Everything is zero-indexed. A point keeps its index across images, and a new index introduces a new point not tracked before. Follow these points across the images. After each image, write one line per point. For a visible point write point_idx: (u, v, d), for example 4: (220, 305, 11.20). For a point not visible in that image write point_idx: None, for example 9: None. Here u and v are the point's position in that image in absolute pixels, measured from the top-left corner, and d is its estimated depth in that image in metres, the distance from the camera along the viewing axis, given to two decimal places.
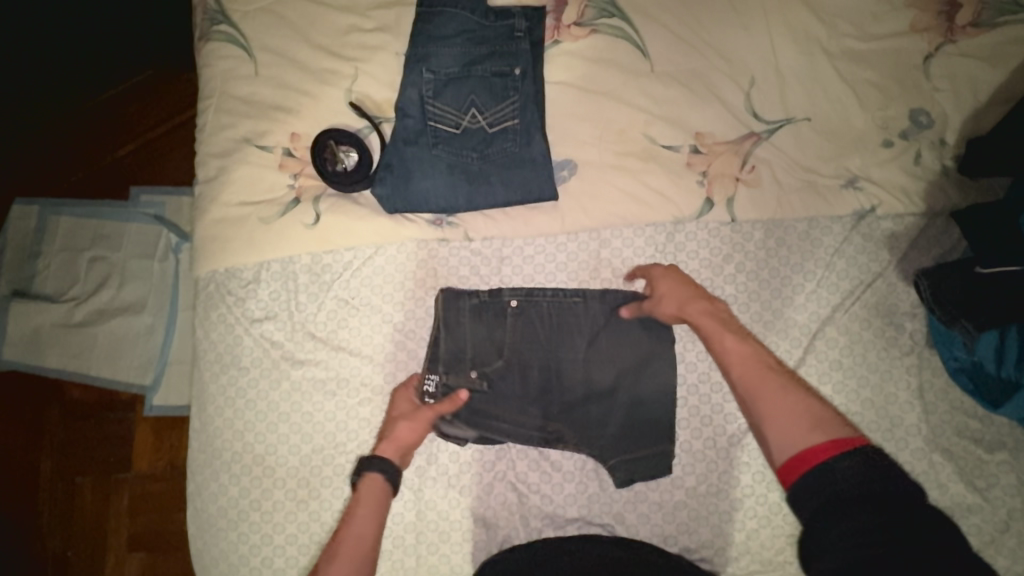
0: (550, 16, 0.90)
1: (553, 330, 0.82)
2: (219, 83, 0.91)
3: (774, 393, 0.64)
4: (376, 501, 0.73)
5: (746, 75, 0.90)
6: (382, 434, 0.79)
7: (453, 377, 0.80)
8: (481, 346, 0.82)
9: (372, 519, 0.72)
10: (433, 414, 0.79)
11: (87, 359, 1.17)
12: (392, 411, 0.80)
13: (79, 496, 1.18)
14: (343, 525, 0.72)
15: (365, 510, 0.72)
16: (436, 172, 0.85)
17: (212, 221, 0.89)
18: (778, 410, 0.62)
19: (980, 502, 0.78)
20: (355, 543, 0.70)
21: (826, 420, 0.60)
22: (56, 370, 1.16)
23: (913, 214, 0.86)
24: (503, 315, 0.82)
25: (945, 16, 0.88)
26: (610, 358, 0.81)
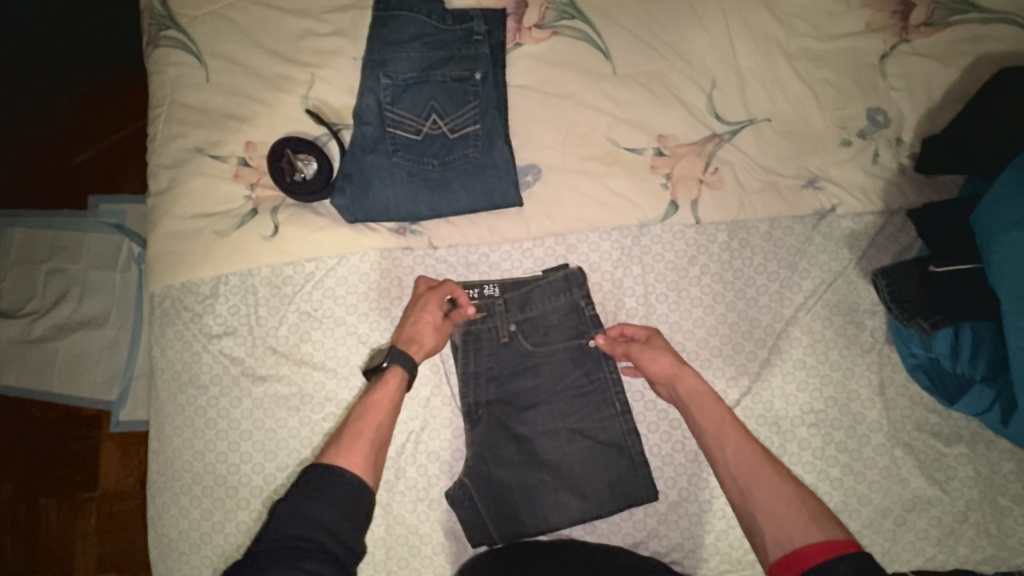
0: (510, 19, 0.89)
1: (508, 323, 0.84)
2: (169, 91, 0.88)
3: (771, 484, 0.64)
4: (395, 397, 0.75)
5: (708, 76, 0.90)
6: (408, 326, 0.79)
7: (478, 304, 0.84)
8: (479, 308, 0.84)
9: (383, 404, 0.73)
10: (446, 325, 0.81)
11: (47, 377, 1.13)
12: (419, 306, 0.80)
13: (43, 518, 1.14)
14: (361, 415, 0.72)
15: (386, 399, 0.74)
16: (396, 180, 0.83)
17: (166, 235, 0.86)
18: (769, 505, 0.63)
19: (940, 494, 0.80)
20: (371, 431, 0.70)
21: (813, 528, 0.59)
22: (15, 388, 1.13)
23: (871, 212, 0.87)
24: (552, 300, 0.84)
25: (899, 16, 0.89)
26: (566, 356, 0.84)
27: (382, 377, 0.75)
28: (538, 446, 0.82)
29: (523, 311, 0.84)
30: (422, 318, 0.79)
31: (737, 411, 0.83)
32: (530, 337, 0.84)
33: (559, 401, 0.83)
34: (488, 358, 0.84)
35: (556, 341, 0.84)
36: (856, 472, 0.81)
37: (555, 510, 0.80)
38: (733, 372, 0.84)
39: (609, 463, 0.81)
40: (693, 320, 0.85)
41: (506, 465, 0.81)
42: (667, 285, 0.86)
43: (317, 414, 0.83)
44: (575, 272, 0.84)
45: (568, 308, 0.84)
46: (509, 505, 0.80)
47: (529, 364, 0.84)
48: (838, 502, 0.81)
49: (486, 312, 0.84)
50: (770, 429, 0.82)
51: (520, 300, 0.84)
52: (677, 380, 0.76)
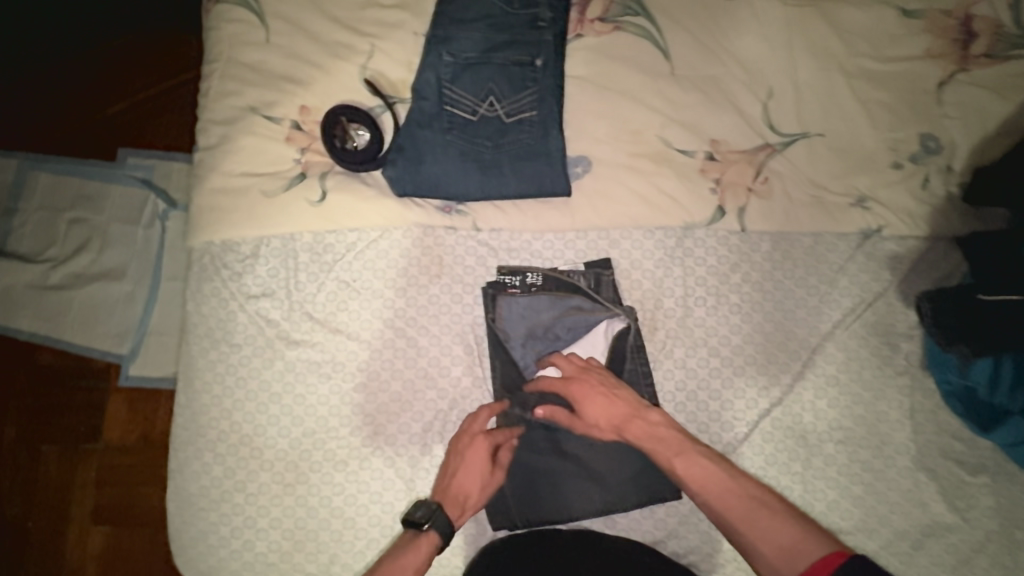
0: (574, 9, 0.89)
1: (547, 314, 0.85)
2: (226, 48, 0.88)
3: (729, 491, 0.69)
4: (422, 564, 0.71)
5: (765, 86, 0.90)
6: (455, 482, 0.77)
7: (516, 291, 0.85)
8: (516, 293, 0.85)
9: (410, 574, 0.70)
10: (494, 473, 0.78)
11: (60, 326, 1.13)
12: (465, 458, 0.78)
13: (43, 465, 1.14)
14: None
15: (412, 567, 0.70)
16: (449, 158, 0.83)
17: (211, 191, 0.85)
18: (740, 515, 0.67)
19: (959, 521, 0.80)
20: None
21: (796, 555, 0.62)
22: (27, 333, 1.12)
23: (915, 237, 0.87)
24: (589, 292, 0.85)
25: (960, 45, 0.90)
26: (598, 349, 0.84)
27: (416, 542, 0.73)
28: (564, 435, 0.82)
29: (562, 303, 0.84)
30: (468, 466, 0.77)
31: (767, 420, 0.83)
32: (567, 330, 0.85)
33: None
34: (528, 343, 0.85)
35: (590, 335, 0.84)
36: (878, 492, 0.82)
37: (577, 500, 0.81)
38: (765, 382, 0.84)
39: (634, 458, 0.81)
40: (728, 327, 0.85)
41: (532, 451, 0.82)
42: (706, 290, 0.86)
43: (347, 383, 0.83)
44: (603, 261, 0.87)
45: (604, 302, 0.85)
46: (530, 491, 0.81)
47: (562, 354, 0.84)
48: (857, 520, 0.81)
49: (527, 302, 0.85)
50: (797, 441, 0.83)
51: (556, 290, 0.85)
52: (624, 427, 0.76)
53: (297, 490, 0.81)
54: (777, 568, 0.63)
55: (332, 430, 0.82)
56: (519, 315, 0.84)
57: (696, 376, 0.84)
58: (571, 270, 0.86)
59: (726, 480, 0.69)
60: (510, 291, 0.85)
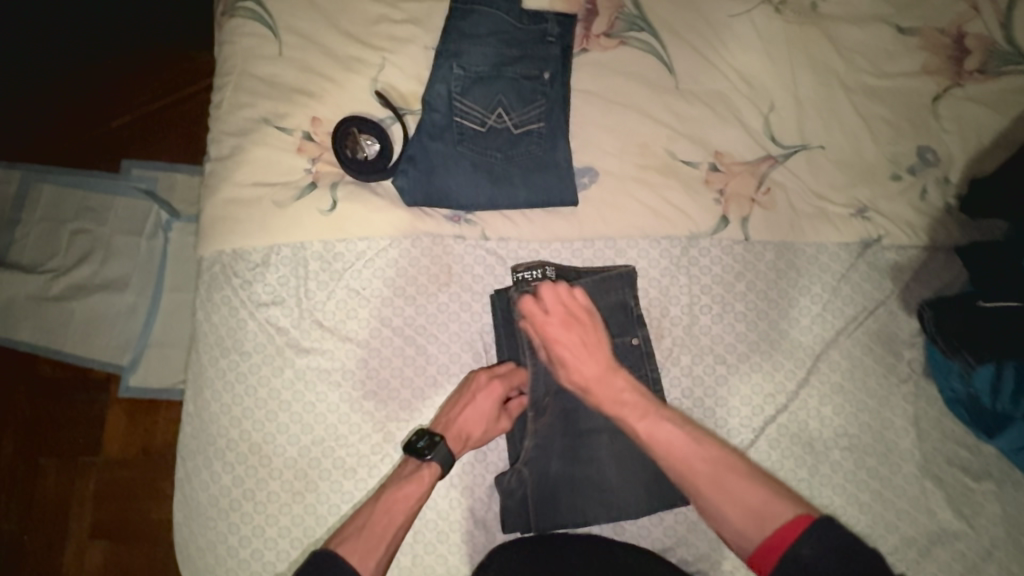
0: (580, 25, 0.91)
1: None
2: (240, 61, 0.89)
3: (700, 457, 0.68)
4: (420, 495, 0.75)
5: (766, 100, 0.92)
6: (463, 416, 0.79)
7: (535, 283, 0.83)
8: (534, 288, 0.83)
9: (410, 500, 0.74)
10: (499, 420, 0.81)
11: (59, 337, 1.13)
12: (480, 397, 0.80)
13: (41, 478, 1.13)
14: (384, 507, 0.73)
15: (414, 493, 0.75)
16: (459, 169, 0.85)
17: (224, 201, 0.86)
18: (712, 479, 0.66)
19: (966, 529, 0.81)
20: (390, 527, 0.72)
21: (765, 518, 0.62)
22: (26, 343, 1.12)
23: (915, 246, 0.89)
24: (606, 294, 0.85)
25: (954, 61, 0.92)
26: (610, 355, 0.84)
27: (419, 469, 0.76)
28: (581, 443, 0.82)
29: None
30: (479, 404, 0.80)
31: (773, 427, 0.83)
32: None
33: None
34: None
35: (606, 340, 0.84)
36: (885, 499, 0.82)
37: (589, 506, 0.81)
38: (771, 390, 0.85)
39: (639, 465, 0.82)
40: (734, 335, 0.86)
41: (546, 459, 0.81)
42: (712, 298, 0.88)
43: (357, 391, 0.84)
44: (625, 271, 0.85)
45: (616, 306, 0.85)
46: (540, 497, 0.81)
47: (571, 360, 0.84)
48: (865, 527, 0.81)
49: None
50: (804, 448, 0.83)
51: (573, 289, 0.85)
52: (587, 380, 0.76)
53: (306, 498, 0.81)
54: (744, 532, 0.63)
55: (341, 438, 0.82)
56: None
57: (702, 383, 0.85)
58: (589, 273, 0.86)
59: (693, 445, 0.68)
60: (531, 286, 0.83)
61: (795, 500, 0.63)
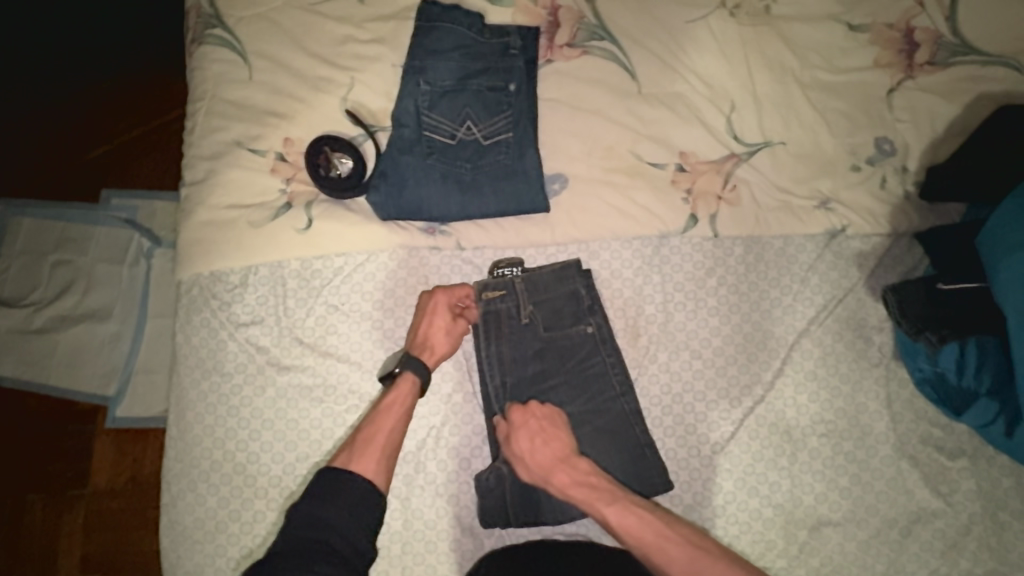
0: (543, 36, 0.94)
1: (526, 305, 0.87)
2: (211, 86, 0.91)
3: (657, 537, 0.73)
4: (406, 403, 0.80)
5: (727, 100, 0.95)
6: (420, 337, 0.83)
7: (492, 280, 0.87)
8: (494, 284, 0.87)
9: (396, 411, 0.79)
10: (456, 328, 0.84)
11: (44, 369, 1.12)
12: (428, 318, 0.83)
13: (29, 513, 1.12)
14: (373, 420, 0.77)
15: (398, 403, 0.79)
16: (431, 181, 0.87)
17: (200, 223, 0.87)
18: (665, 558, 0.72)
19: (944, 506, 0.83)
20: (380, 436, 0.76)
21: None
22: (11, 377, 1.12)
23: (878, 234, 0.92)
24: (563, 282, 0.87)
25: (904, 54, 0.96)
26: (566, 345, 0.86)
27: (395, 385, 0.80)
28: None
29: (538, 297, 0.87)
30: (433, 321, 0.84)
31: (751, 419, 0.85)
32: (543, 325, 0.87)
33: (575, 394, 0.85)
34: (505, 336, 0.86)
35: (562, 328, 0.87)
36: (864, 481, 0.84)
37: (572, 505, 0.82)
38: (747, 381, 0.87)
39: (620, 461, 0.83)
40: (708, 329, 0.88)
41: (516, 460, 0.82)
42: (684, 295, 0.89)
43: (340, 406, 0.85)
44: (572, 263, 0.88)
45: (571, 295, 0.87)
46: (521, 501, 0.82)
47: (542, 356, 0.86)
48: (846, 511, 0.83)
49: (508, 292, 0.87)
50: (782, 437, 0.85)
51: (531, 284, 0.87)
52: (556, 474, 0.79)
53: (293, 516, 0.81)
54: None
55: (326, 453, 0.83)
56: (498, 309, 0.87)
57: (680, 379, 0.86)
58: (544, 267, 0.89)
59: (649, 522, 0.74)
60: (488, 285, 0.87)
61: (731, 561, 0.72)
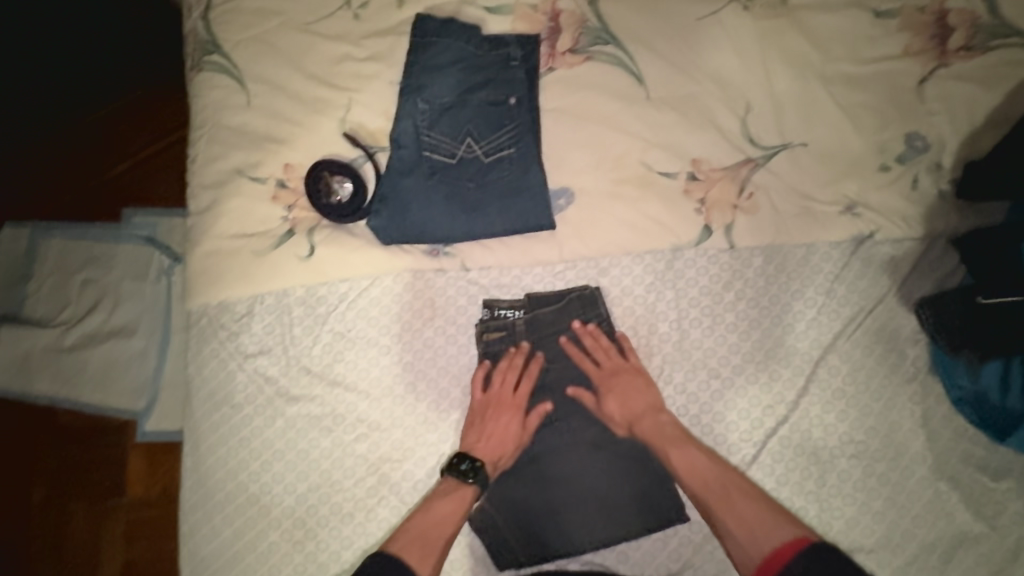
0: (544, 43, 0.90)
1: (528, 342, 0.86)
2: (210, 114, 0.90)
3: (725, 489, 0.74)
4: (462, 507, 0.77)
5: (742, 100, 0.89)
6: (487, 436, 0.81)
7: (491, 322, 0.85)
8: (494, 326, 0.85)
9: (454, 515, 0.77)
10: (524, 434, 0.82)
11: (79, 385, 1.14)
12: (496, 413, 0.82)
13: (70, 524, 1.15)
14: (438, 501, 0.77)
15: (455, 510, 0.77)
16: (432, 203, 0.84)
17: (204, 255, 0.87)
18: (731, 506, 0.73)
19: (988, 531, 0.77)
20: (439, 531, 0.75)
21: (767, 535, 0.70)
22: (48, 396, 1.13)
23: (910, 238, 0.86)
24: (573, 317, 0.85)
25: (937, 40, 0.89)
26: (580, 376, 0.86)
27: (456, 487, 0.78)
28: (559, 463, 0.82)
29: (537, 333, 0.86)
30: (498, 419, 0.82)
31: (774, 441, 0.81)
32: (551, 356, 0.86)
33: (581, 418, 0.84)
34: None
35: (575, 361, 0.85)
36: (899, 505, 0.79)
37: (580, 531, 0.80)
38: (770, 401, 0.82)
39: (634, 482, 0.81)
40: (727, 346, 0.84)
41: (522, 483, 0.82)
42: (700, 310, 0.85)
43: (348, 435, 0.84)
44: (592, 291, 0.85)
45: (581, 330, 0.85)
46: (533, 530, 0.80)
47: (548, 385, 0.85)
48: (880, 536, 0.78)
49: (512, 333, 0.85)
50: (809, 459, 0.80)
51: (534, 323, 0.86)
52: (638, 425, 0.80)
53: (306, 546, 0.81)
54: (745, 543, 0.71)
55: (337, 483, 0.83)
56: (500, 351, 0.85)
57: (698, 400, 0.83)
58: (552, 300, 0.86)
59: (716, 471, 0.76)
60: (491, 327, 0.85)
61: (793, 522, 0.71)
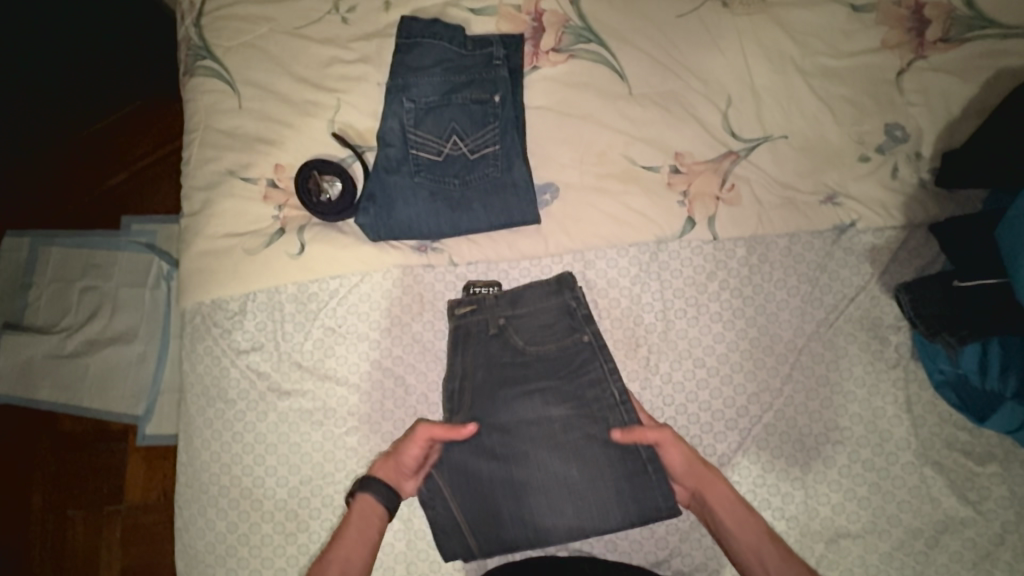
0: (528, 42, 0.92)
1: (503, 313, 0.84)
2: (203, 117, 0.93)
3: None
4: (361, 518, 0.76)
5: (723, 95, 0.91)
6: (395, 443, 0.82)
7: (463, 309, 0.85)
8: (473, 308, 0.85)
9: (356, 526, 0.76)
10: (412, 447, 0.77)
11: (78, 391, 1.15)
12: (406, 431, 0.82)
13: (71, 530, 1.17)
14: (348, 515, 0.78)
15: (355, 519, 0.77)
16: (418, 200, 0.86)
17: (197, 254, 0.89)
18: None
19: (974, 515, 0.78)
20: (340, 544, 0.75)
21: None
22: (48, 403, 1.14)
23: (892, 227, 0.87)
24: (552, 293, 0.84)
25: (915, 32, 0.90)
26: (560, 352, 0.83)
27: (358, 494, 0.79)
28: (533, 446, 0.80)
29: (514, 307, 0.84)
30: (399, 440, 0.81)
31: (760, 428, 0.82)
32: (527, 333, 0.84)
33: (559, 397, 0.82)
34: (477, 349, 0.84)
35: (552, 338, 0.83)
36: (884, 491, 0.79)
37: (552, 514, 0.79)
38: (755, 389, 0.83)
39: (594, 460, 0.79)
40: (712, 336, 0.85)
41: (484, 458, 0.80)
42: (685, 301, 0.86)
43: (339, 429, 0.85)
44: (566, 274, 0.85)
45: (558, 308, 0.84)
46: (510, 516, 0.79)
47: (523, 362, 0.83)
48: (866, 522, 0.79)
49: (489, 306, 0.84)
50: (794, 445, 0.81)
51: (511, 297, 0.84)
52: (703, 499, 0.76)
53: (299, 539, 0.83)
54: None
55: (329, 476, 0.84)
56: (479, 333, 0.84)
57: (683, 390, 0.84)
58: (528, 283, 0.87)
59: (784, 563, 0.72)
60: (467, 304, 0.85)
61: None
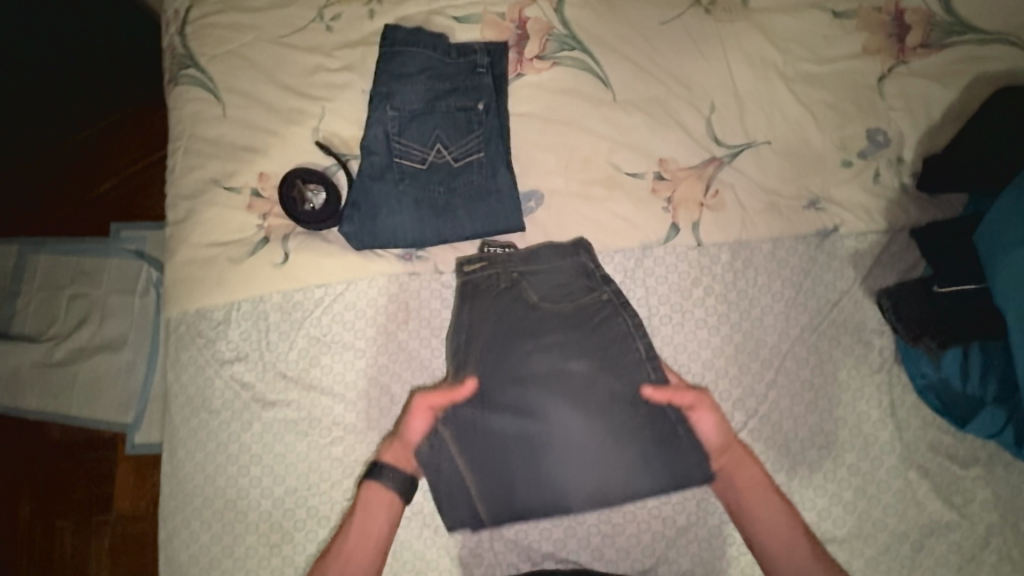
0: (512, 50, 0.92)
1: (517, 268, 0.83)
2: (187, 126, 0.92)
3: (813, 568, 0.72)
4: (377, 500, 0.76)
5: (706, 101, 0.91)
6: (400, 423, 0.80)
7: (477, 271, 0.84)
8: (487, 269, 0.83)
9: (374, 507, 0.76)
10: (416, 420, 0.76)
11: (66, 401, 1.14)
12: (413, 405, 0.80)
13: (58, 541, 1.16)
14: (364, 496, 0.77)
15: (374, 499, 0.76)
16: (403, 208, 0.86)
17: (181, 264, 0.88)
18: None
19: (958, 518, 0.78)
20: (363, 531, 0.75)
21: None
22: (37, 410, 1.13)
23: (875, 231, 0.87)
24: (569, 256, 0.84)
25: (896, 38, 0.91)
26: (579, 308, 0.80)
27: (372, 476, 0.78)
28: (553, 402, 0.73)
29: (527, 265, 0.83)
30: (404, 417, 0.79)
31: (745, 434, 0.82)
32: (543, 293, 0.81)
33: (580, 351, 0.77)
34: (486, 306, 0.81)
35: (574, 298, 0.81)
36: (869, 495, 0.79)
37: (578, 477, 0.72)
38: (740, 394, 0.83)
39: (617, 413, 0.73)
40: (697, 342, 0.85)
41: (497, 414, 0.74)
42: (670, 306, 0.87)
43: (324, 438, 0.85)
44: (583, 240, 0.85)
45: (575, 269, 0.83)
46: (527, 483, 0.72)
47: (541, 316, 0.79)
48: (852, 526, 0.79)
49: (501, 265, 0.84)
50: (780, 451, 0.81)
51: (525, 255, 0.83)
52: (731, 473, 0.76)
53: (283, 550, 0.82)
54: None
55: (313, 486, 0.83)
56: (492, 294, 0.82)
57: None
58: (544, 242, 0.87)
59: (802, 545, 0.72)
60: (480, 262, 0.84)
61: None
